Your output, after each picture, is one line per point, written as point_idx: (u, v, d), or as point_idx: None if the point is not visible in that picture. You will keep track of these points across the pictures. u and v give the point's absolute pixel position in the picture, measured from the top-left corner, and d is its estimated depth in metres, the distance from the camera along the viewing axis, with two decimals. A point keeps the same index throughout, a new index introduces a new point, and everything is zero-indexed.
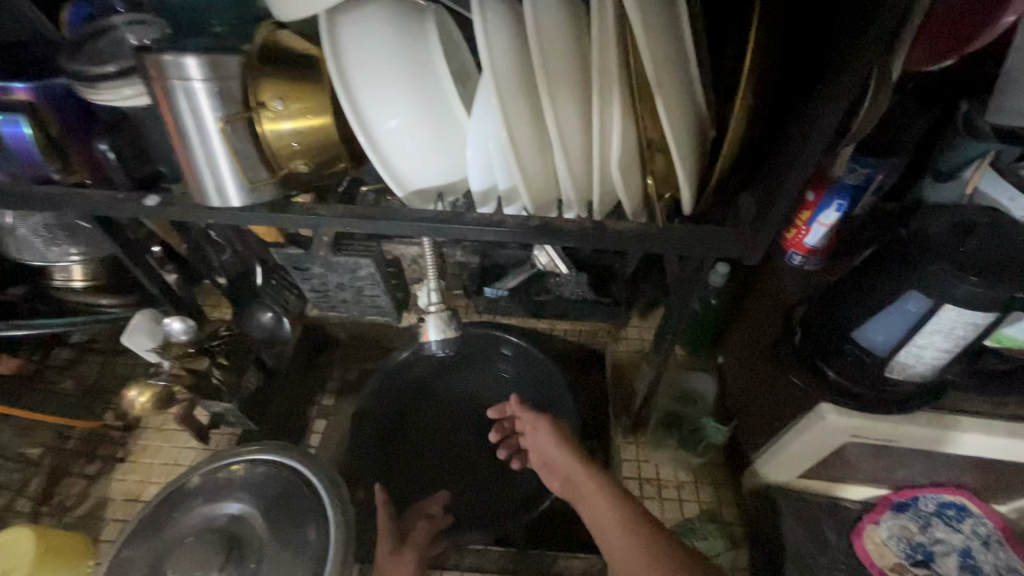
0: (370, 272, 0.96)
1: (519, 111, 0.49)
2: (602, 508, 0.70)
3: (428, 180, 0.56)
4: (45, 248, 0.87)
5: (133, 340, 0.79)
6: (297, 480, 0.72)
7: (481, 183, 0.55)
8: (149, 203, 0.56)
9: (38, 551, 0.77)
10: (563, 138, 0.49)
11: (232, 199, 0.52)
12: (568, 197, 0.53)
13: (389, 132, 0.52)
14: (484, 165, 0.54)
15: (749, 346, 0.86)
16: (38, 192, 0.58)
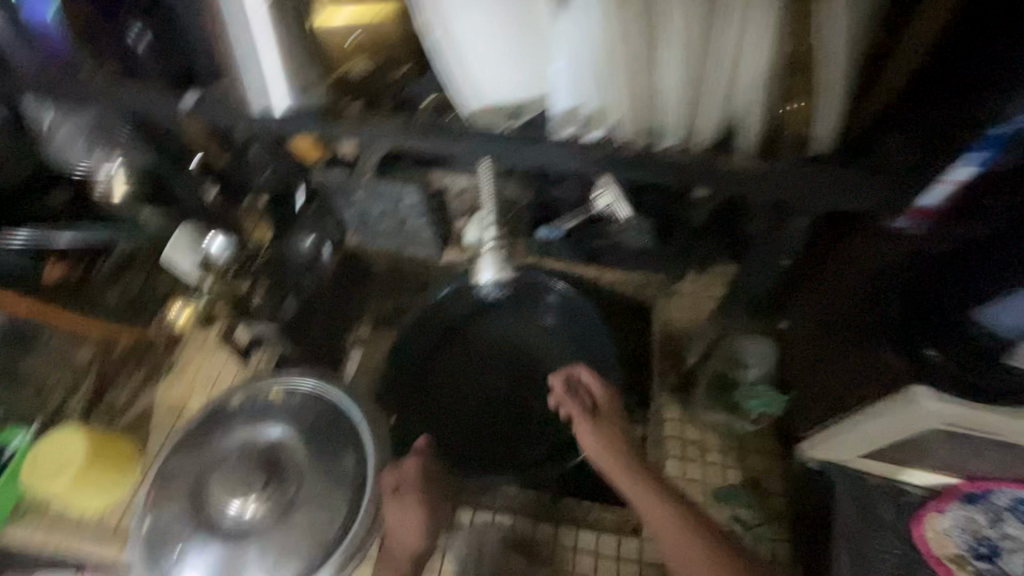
0: (415, 201, 0.91)
1: (619, 30, 0.48)
2: (652, 509, 0.68)
3: (514, 92, 0.56)
4: (85, 150, 0.87)
5: (175, 254, 0.83)
6: (335, 411, 0.71)
7: (567, 106, 0.54)
8: (187, 101, 0.57)
9: (88, 454, 0.80)
10: (682, 62, 0.49)
11: (277, 108, 0.56)
12: (662, 118, 0.54)
13: (472, 39, 0.53)
14: (577, 88, 0.53)
15: (829, 315, 0.75)
16: (69, 78, 0.58)
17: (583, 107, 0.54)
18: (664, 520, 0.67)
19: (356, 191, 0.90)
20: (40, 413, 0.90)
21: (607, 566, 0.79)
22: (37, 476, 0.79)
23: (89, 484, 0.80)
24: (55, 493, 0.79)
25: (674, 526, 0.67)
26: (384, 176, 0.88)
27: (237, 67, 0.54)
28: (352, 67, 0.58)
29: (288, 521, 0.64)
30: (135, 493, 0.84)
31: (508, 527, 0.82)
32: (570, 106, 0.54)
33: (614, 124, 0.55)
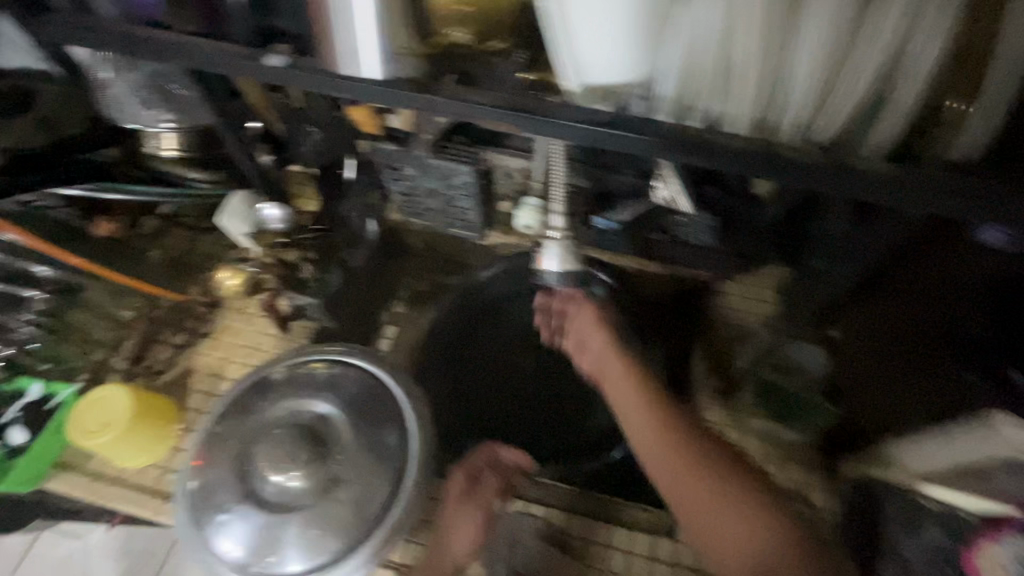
0: (466, 180, 0.88)
1: (754, 15, 0.47)
2: (645, 420, 0.68)
3: (609, 73, 0.52)
4: (138, 109, 0.85)
5: (230, 223, 0.86)
6: (378, 387, 0.71)
7: (672, 89, 0.53)
8: (273, 62, 0.55)
9: (133, 411, 0.81)
10: (814, 55, 0.48)
11: (376, 72, 0.52)
12: (783, 111, 0.51)
13: (586, 21, 0.48)
14: (689, 72, 0.51)
15: (898, 324, 0.69)
16: (151, 35, 0.58)
17: (689, 93, 0.53)
18: (656, 426, 0.66)
19: (406, 165, 0.88)
20: (84, 366, 0.92)
21: (640, 565, 0.78)
22: (84, 431, 0.80)
23: (132, 441, 0.81)
24: (102, 449, 0.80)
25: (664, 433, 0.65)
26: (437, 153, 0.85)
27: (332, 28, 0.50)
28: (452, 39, 0.57)
29: (329, 497, 0.64)
30: (173, 453, 0.86)
31: (541, 518, 0.81)
32: (677, 89, 0.53)
33: (719, 111, 0.53)
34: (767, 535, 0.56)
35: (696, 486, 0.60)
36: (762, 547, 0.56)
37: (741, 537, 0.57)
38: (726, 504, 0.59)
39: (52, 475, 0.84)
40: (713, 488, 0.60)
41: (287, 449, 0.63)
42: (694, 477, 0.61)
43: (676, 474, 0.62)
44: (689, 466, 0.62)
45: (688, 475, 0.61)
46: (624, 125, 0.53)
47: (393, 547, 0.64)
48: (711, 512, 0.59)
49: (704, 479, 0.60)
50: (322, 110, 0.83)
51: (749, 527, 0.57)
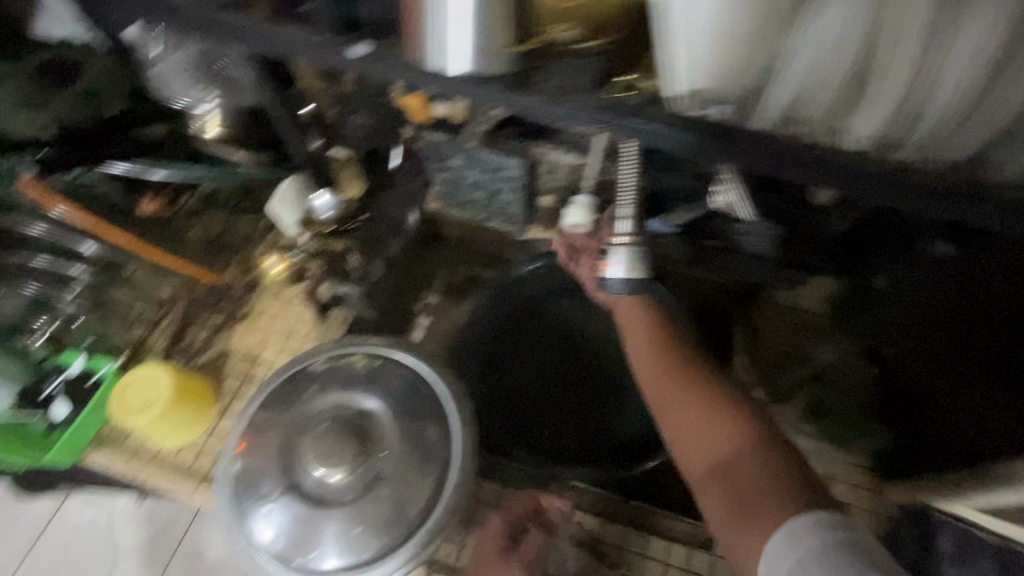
0: (515, 173, 0.85)
1: (902, 17, 0.40)
2: (653, 359, 0.69)
3: (714, 81, 0.47)
4: (185, 86, 0.86)
5: (279, 210, 0.85)
6: (421, 385, 0.69)
7: (780, 101, 0.47)
8: (357, 52, 0.54)
9: (175, 392, 0.81)
10: (969, 67, 0.40)
11: (457, 70, 0.51)
12: (916, 130, 0.45)
13: (698, 20, 0.44)
14: (806, 86, 0.45)
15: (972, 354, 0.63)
16: (217, 16, 0.56)
17: (799, 107, 0.47)
18: (660, 363, 0.68)
19: (454, 156, 0.85)
20: (125, 343, 0.93)
21: None
22: (126, 409, 0.80)
23: (172, 422, 0.82)
24: (143, 428, 0.80)
25: (669, 369, 0.67)
26: (487, 145, 0.82)
27: (424, 21, 0.49)
28: (552, 41, 0.53)
29: (372, 494, 0.64)
30: (209, 435, 0.86)
31: (576, 522, 0.80)
32: (788, 101, 0.47)
33: (844, 124, 0.47)
34: (750, 454, 0.57)
35: (693, 415, 0.62)
36: (744, 463, 0.57)
37: (725, 455, 0.58)
38: (717, 427, 0.60)
39: (91, 450, 0.85)
40: (707, 417, 0.61)
41: (334, 443, 0.63)
42: (692, 406, 0.63)
43: (675, 408, 0.64)
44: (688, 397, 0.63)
45: (686, 406, 0.63)
46: (729, 144, 0.50)
47: (434, 549, 0.63)
48: (702, 435, 0.61)
49: (700, 406, 0.62)
50: (370, 96, 0.81)
51: (732, 447, 0.58)
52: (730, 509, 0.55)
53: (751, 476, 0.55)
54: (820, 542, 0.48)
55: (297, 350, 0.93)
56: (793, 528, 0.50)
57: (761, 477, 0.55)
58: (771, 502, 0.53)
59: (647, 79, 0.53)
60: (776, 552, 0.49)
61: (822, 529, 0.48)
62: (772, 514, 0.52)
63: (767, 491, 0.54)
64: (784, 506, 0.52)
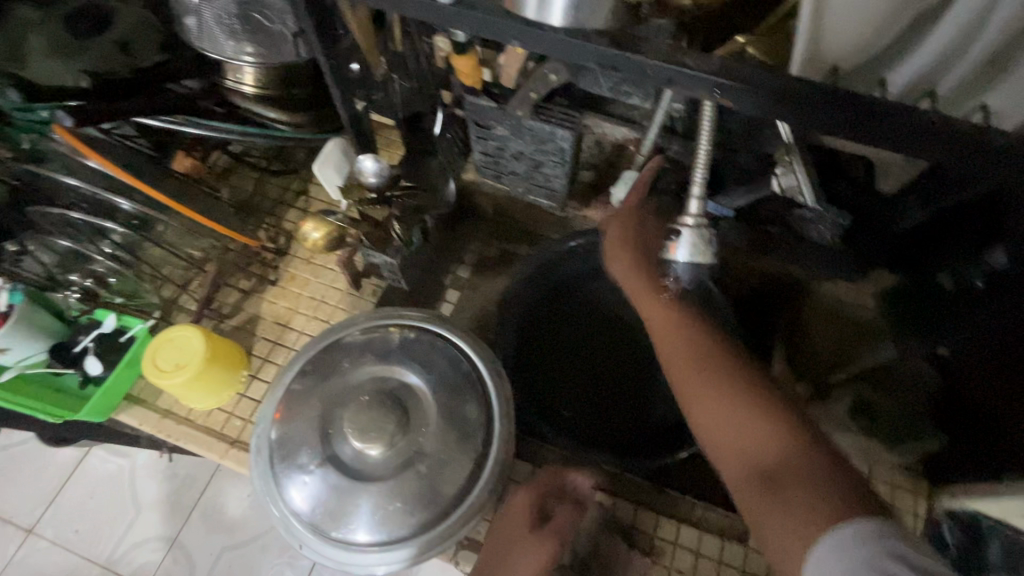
0: (563, 146, 0.80)
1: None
2: (670, 332, 0.65)
3: (851, 50, 0.51)
4: (223, 40, 0.80)
5: (323, 170, 0.80)
6: (462, 361, 0.68)
7: (910, 76, 0.52)
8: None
9: (208, 354, 0.79)
10: None
11: (552, 17, 0.46)
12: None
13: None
14: (941, 63, 0.50)
15: None
16: None
17: (933, 80, 0.52)
18: (678, 339, 0.63)
19: (499, 125, 0.80)
20: (156, 303, 0.91)
21: (708, 568, 0.75)
22: (157, 369, 0.78)
23: (203, 384, 0.80)
24: (173, 389, 0.78)
25: (685, 346, 0.63)
26: (536, 114, 0.77)
27: None
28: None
29: (409, 471, 0.62)
30: (239, 399, 0.86)
31: (608, 507, 0.78)
32: (921, 76, 0.51)
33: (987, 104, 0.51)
34: (776, 435, 0.52)
35: (711, 393, 0.58)
36: (770, 446, 0.52)
37: (748, 434, 0.54)
38: (738, 406, 0.56)
39: (123, 407, 0.85)
40: (730, 396, 0.57)
41: (374, 417, 0.61)
42: (710, 385, 0.58)
43: (694, 385, 0.59)
44: (707, 373, 0.59)
45: (705, 384, 0.59)
46: (858, 117, 0.46)
47: (471, 527, 0.62)
48: (722, 415, 0.56)
49: (719, 385, 0.58)
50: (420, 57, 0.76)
51: (754, 426, 0.54)
52: (759, 496, 0.50)
53: (778, 456, 0.51)
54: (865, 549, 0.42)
55: (327, 318, 0.91)
56: (847, 536, 0.43)
57: (788, 460, 0.50)
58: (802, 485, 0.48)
59: (754, 45, 0.56)
60: (828, 561, 0.43)
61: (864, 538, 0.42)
62: (802, 492, 0.47)
63: (799, 475, 0.49)
64: (813, 486, 0.48)
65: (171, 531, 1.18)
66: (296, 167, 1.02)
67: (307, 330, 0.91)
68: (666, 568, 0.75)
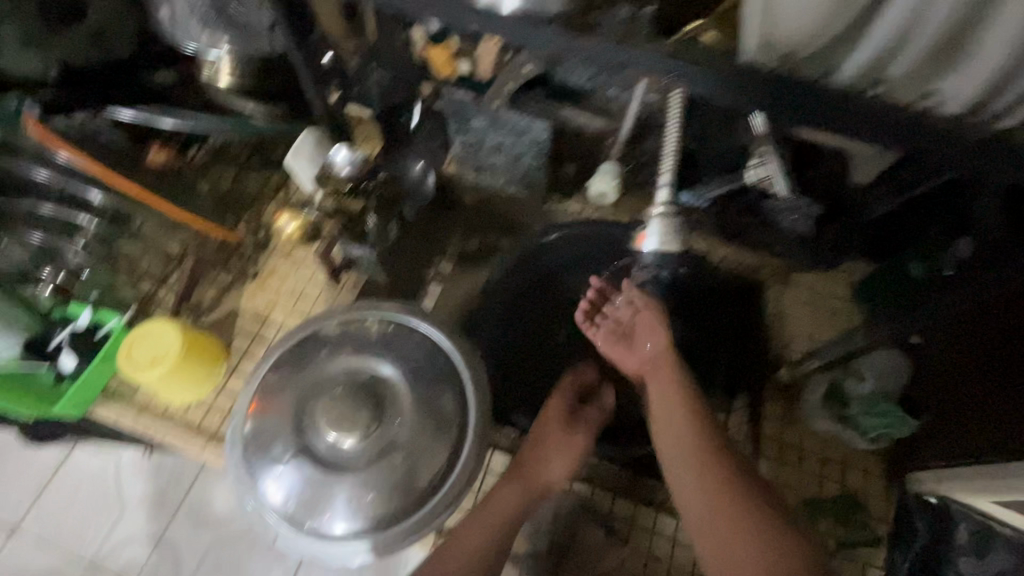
0: (539, 138, 0.81)
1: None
2: (680, 433, 0.63)
3: (806, 34, 0.44)
4: (197, 29, 0.81)
5: (296, 160, 0.78)
6: (438, 352, 0.68)
7: (861, 62, 0.45)
8: None
9: (184, 347, 0.78)
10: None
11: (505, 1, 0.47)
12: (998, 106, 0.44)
13: None
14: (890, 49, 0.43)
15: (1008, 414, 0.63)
16: None
17: (882, 66, 0.45)
18: (687, 446, 0.62)
19: (477, 116, 0.81)
20: (132, 297, 0.91)
21: (684, 555, 0.76)
22: (133, 362, 0.78)
23: (180, 377, 0.80)
24: (151, 383, 0.78)
25: (696, 454, 0.61)
26: (512, 106, 0.77)
27: None
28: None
29: (385, 461, 0.62)
30: (218, 393, 0.86)
31: (586, 497, 0.79)
32: (875, 56, 0.44)
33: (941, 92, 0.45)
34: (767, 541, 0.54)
35: (718, 514, 0.57)
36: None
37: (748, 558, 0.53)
38: (743, 534, 0.55)
39: (100, 402, 0.84)
40: (739, 523, 0.55)
41: (348, 408, 0.61)
42: (719, 506, 0.57)
43: (700, 499, 0.59)
44: (719, 489, 0.58)
45: (710, 497, 0.58)
46: (819, 105, 0.47)
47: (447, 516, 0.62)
48: (726, 534, 0.55)
49: (728, 506, 0.57)
50: (395, 48, 0.76)
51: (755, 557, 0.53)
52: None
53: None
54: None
55: (307, 312, 0.91)
56: None
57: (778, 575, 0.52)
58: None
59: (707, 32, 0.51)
60: None
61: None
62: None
63: None
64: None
65: (158, 527, 1.14)
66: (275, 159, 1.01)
67: (287, 324, 0.90)
68: (643, 555, 0.76)
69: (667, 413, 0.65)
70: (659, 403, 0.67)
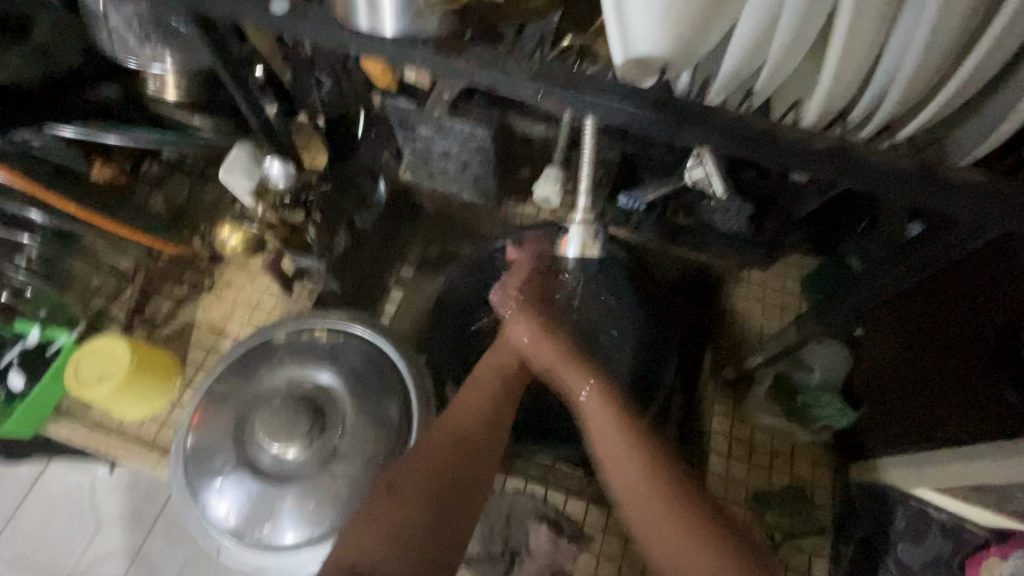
0: (484, 145, 0.80)
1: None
2: (608, 431, 0.60)
3: (681, 45, 0.39)
4: (136, 46, 0.77)
5: (230, 176, 0.77)
6: (380, 359, 0.69)
7: (725, 76, 0.41)
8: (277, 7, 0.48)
9: (132, 364, 0.78)
10: (912, 53, 0.35)
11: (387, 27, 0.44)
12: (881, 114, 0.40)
13: None
14: (753, 51, 0.39)
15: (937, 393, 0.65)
16: None
17: (747, 77, 0.42)
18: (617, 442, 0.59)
19: (421, 126, 0.80)
20: (82, 315, 0.90)
21: (636, 550, 0.77)
22: (80, 381, 0.77)
23: (130, 394, 0.80)
24: (99, 400, 0.78)
25: (627, 448, 0.58)
26: (453, 113, 0.77)
27: None
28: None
29: (327, 471, 0.63)
30: (172, 408, 0.86)
31: (541, 498, 0.80)
32: (734, 70, 0.41)
33: (812, 105, 0.41)
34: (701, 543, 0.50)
35: (653, 507, 0.54)
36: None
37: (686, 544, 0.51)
38: (677, 525, 0.52)
39: (52, 421, 0.84)
40: (670, 514, 0.52)
41: (285, 420, 0.61)
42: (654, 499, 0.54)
43: (636, 495, 0.55)
44: (654, 479, 0.55)
45: (645, 492, 0.55)
46: None
47: None
48: (661, 522, 0.53)
49: (665, 498, 0.54)
50: (332, 59, 0.76)
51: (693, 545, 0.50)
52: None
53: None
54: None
55: (263, 323, 0.91)
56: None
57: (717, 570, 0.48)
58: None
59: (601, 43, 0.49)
60: None
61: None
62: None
63: None
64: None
65: (134, 543, 1.05)
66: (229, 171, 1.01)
67: (243, 336, 0.90)
68: (595, 554, 0.77)
69: (592, 414, 0.61)
70: (586, 409, 0.62)
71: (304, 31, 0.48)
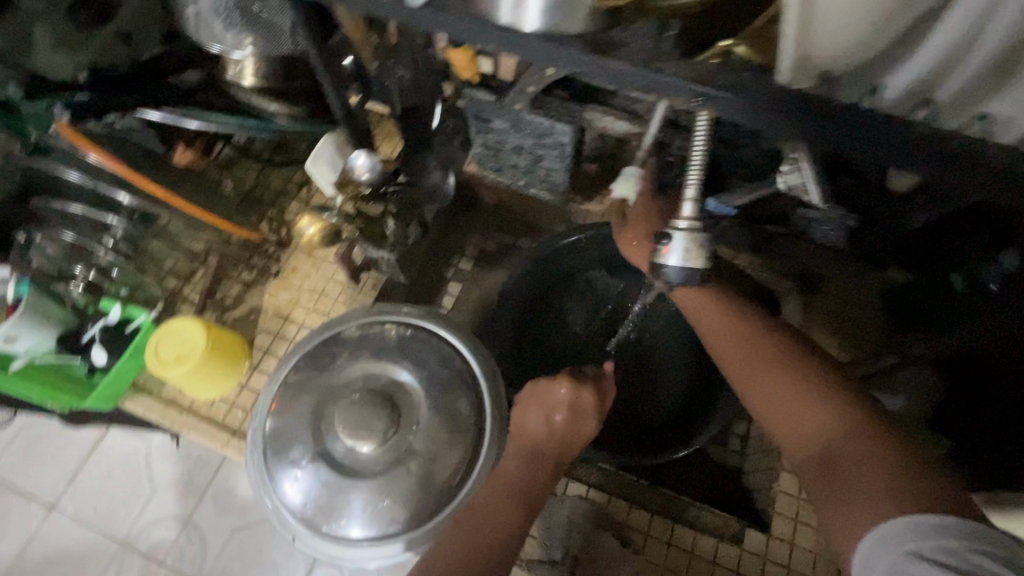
0: (563, 141, 0.77)
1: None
2: (735, 346, 0.58)
3: (851, 50, 0.41)
4: (222, 30, 0.77)
5: (316, 167, 0.77)
6: (452, 355, 0.68)
7: (905, 82, 0.43)
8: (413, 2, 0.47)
9: (206, 347, 0.80)
10: None
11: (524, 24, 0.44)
12: None
13: None
14: (945, 62, 0.41)
15: None
16: None
17: (931, 86, 0.43)
18: (748, 358, 0.57)
19: (500, 118, 0.77)
20: (159, 295, 0.93)
21: (701, 569, 0.75)
22: (160, 359, 0.79)
23: (205, 375, 0.82)
24: (177, 380, 0.80)
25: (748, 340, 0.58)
26: (535, 107, 0.74)
27: None
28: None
29: (400, 468, 0.63)
30: (241, 390, 0.88)
31: (603, 505, 0.79)
32: (919, 77, 0.42)
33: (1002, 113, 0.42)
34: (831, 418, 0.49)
35: (812, 419, 0.50)
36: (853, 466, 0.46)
37: (838, 444, 0.48)
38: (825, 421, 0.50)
39: (129, 396, 0.88)
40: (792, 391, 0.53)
41: (364, 416, 0.61)
42: (794, 409, 0.52)
43: (777, 400, 0.53)
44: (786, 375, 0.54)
45: (791, 398, 0.52)
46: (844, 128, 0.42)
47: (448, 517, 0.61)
48: (809, 420, 0.50)
49: (794, 390, 0.53)
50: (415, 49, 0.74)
51: (843, 439, 0.48)
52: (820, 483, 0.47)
53: (861, 467, 0.45)
54: (936, 540, 0.38)
55: (329, 310, 0.92)
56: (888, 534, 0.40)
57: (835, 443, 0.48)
58: (898, 503, 0.41)
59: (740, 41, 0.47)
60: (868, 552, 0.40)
61: (944, 519, 0.38)
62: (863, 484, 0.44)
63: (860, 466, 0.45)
64: (870, 472, 0.44)
65: (185, 510, 1.08)
66: (297, 157, 1.02)
67: (308, 322, 0.91)
68: (658, 567, 0.76)
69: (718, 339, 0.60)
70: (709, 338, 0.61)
71: (431, 26, 0.48)
